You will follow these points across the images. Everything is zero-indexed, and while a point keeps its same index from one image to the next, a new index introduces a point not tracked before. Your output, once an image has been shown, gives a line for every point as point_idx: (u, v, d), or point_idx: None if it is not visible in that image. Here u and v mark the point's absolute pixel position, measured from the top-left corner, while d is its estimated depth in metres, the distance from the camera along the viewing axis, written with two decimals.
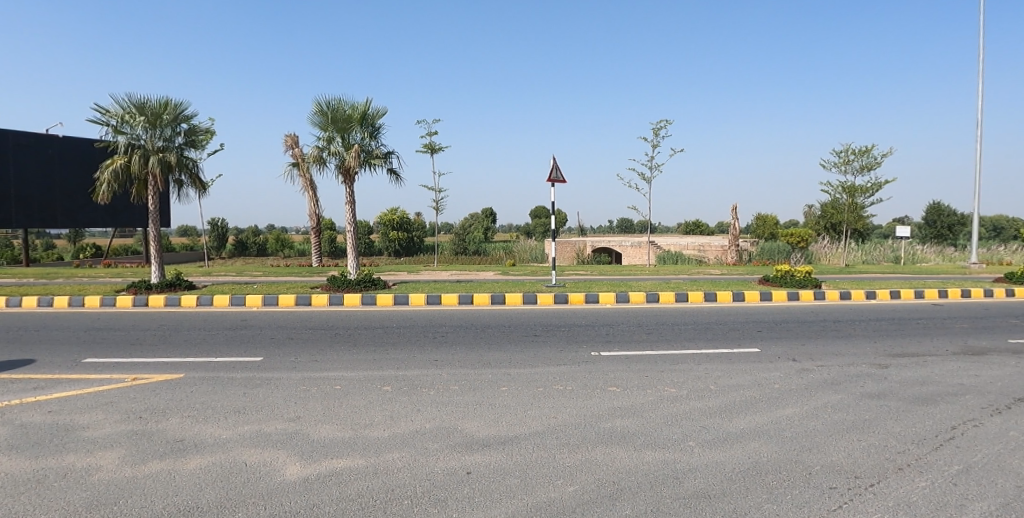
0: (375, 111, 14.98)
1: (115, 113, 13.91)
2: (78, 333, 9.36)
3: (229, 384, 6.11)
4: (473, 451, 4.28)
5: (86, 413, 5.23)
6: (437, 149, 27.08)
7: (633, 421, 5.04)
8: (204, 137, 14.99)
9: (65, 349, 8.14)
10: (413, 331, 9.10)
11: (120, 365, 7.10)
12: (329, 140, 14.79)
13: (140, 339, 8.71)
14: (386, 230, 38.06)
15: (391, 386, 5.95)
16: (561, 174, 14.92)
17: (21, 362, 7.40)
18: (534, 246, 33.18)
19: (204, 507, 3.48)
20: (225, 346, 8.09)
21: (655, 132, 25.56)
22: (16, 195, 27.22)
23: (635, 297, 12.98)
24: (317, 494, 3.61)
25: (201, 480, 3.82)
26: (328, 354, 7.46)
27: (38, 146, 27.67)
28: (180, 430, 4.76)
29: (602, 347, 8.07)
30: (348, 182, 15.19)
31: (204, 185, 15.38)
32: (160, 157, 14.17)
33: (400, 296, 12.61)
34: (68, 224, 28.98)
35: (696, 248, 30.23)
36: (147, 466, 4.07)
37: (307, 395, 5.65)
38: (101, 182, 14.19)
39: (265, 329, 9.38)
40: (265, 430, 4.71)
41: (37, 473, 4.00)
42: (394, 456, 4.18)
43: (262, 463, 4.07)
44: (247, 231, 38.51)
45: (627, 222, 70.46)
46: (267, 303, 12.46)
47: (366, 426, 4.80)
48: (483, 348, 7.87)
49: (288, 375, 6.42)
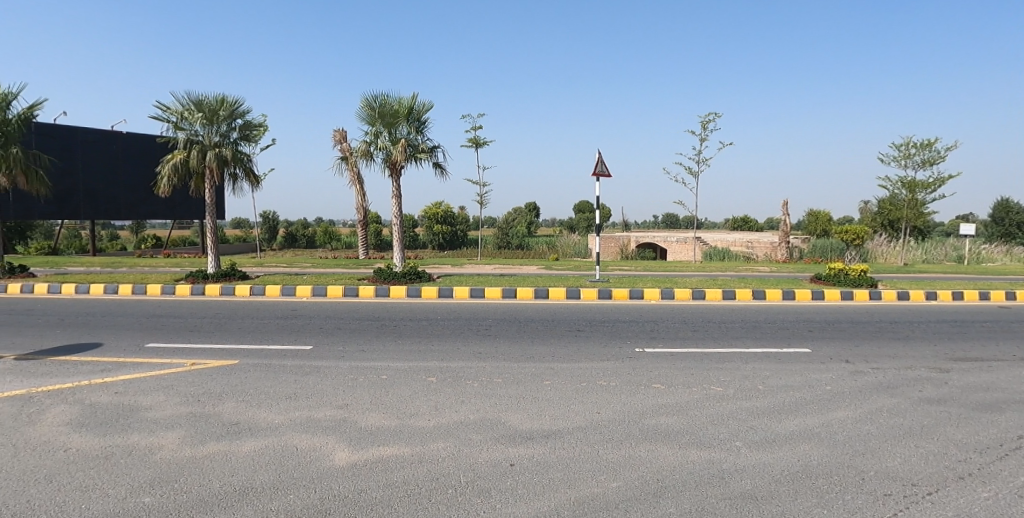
0: (421, 105, 15.16)
1: (175, 109, 14.53)
2: (140, 319, 9.84)
3: (281, 371, 6.32)
4: (516, 444, 4.31)
5: (149, 395, 5.50)
6: (481, 143, 27.26)
7: (678, 419, 4.97)
8: (258, 132, 15.48)
9: (129, 334, 8.57)
10: (457, 324, 9.19)
11: (180, 350, 7.45)
12: (376, 134, 15.04)
13: (197, 326, 9.09)
14: (430, 224, 38.69)
15: (436, 377, 6.03)
16: (606, 168, 14.75)
17: (90, 345, 7.84)
18: (578, 240, 33.00)
19: (256, 488, 3.62)
20: (276, 334, 8.37)
21: (703, 125, 24.98)
22: (84, 188, 28.68)
23: (680, 294, 12.75)
24: (364, 480, 3.69)
25: (255, 463, 3.97)
26: (375, 345, 7.62)
27: (103, 142, 29.16)
28: (235, 414, 4.95)
29: (646, 343, 7.96)
30: (394, 176, 15.42)
31: (258, 178, 15.87)
32: (216, 152, 14.71)
33: (444, 289, 12.74)
34: (130, 216, 30.46)
35: (744, 244, 29.46)
36: (205, 447, 4.25)
37: (355, 384, 5.78)
38: (163, 177, 14.83)
39: (314, 319, 9.66)
40: (314, 416, 4.86)
41: (105, 450, 4.25)
42: (438, 446, 4.24)
43: (312, 448, 4.19)
44: (296, 224, 39.85)
45: (671, 217, 69.32)
46: (316, 294, 12.84)
47: (411, 415, 4.88)
48: (526, 342, 7.88)
49: (336, 364, 6.59)
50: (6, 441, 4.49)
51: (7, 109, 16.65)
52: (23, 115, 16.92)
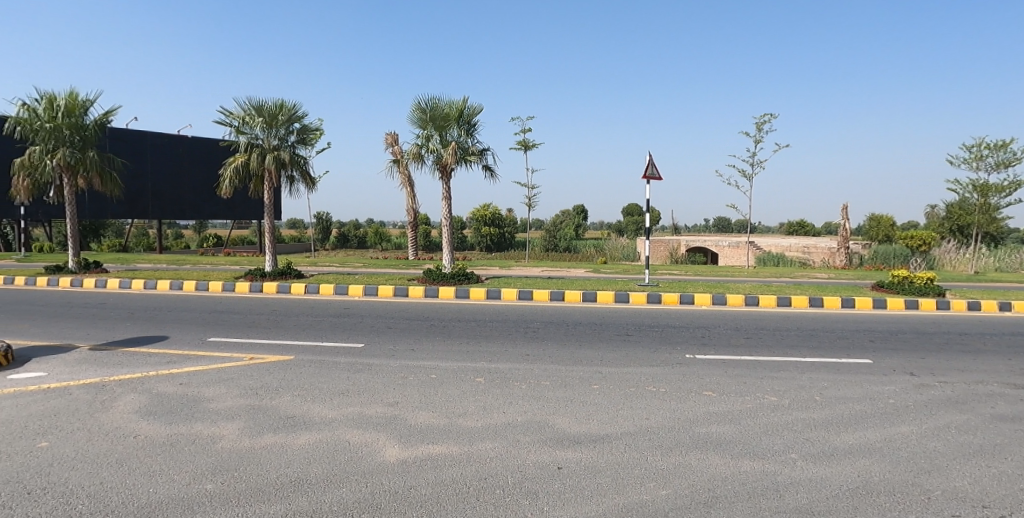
0: (471, 109, 15.32)
1: (237, 114, 15.15)
2: (203, 314, 10.30)
3: (334, 367, 6.50)
4: (564, 447, 4.29)
5: (211, 387, 5.75)
6: (529, 146, 27.34)
7: (730, 428, 4.85)
8: (314, 136, 15.97)
9: (193, 328, 8.99)
10: (505, 326, 9.23)
11: (240, 345, 7.76)
12: (427, 137, 15.27)
13: (256, 322, 9.45)
14: (478, 226, 39.06)
15: (484, 378, 6.07)
16: (657, 171, 14.54)
17: (157, 338, 8.26)
18: (626, 244, 32.60)
19: (310, 479, 3.73)
20: (330, 331, 8.61)
21: (757, 126, 24.31)
22: (152, 190, 30.23)
23: (732, 300, 12.43)
24: (413, 477, 3.75)
25: (309, 455, 4.10)
26: (424, 344, 7.74)
27: (170, 146, 30.67)
28: (291, 407, 5.12)
29: (696, 350, 7.80)
30: (444, 179, 15.63)
31: (313, 180, 16.35)
32: (275, 155, 15.26)
33: (492, 291, 12.82)
34: (194, 216, 31.92)
35: (800, 249, 28.49)
36: (263, 439, 4.41)
37: (405, 382, 5.88)
38: (225, 179, 15.48)
39: (366, 317, 9.88)
40: (366, 412, 4.97)
41: (172, 437, 4.47)
42: (486, 446, 4.27)
43: (364, 443, 4.30)
44: (349, 225, 41.01)
45: (722, 221, 67.65)
46: (367, 293, 13.15)
47: (460, 415, 4.93)
48: (573, 345, 7.84)
49: (387, 362, 6.73)
50: (82, 426, 4.78)
51: (85, 115, 17.73)
52: (99, 121, 17.99)
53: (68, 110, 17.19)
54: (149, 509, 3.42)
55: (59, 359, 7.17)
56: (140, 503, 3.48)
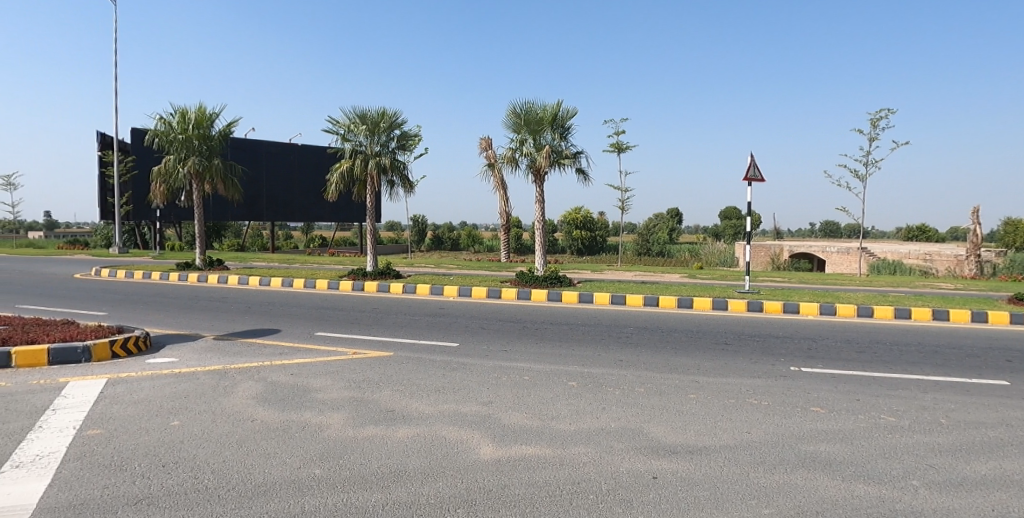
0: (565, 112, 15.33)
1: (344, 123, 16.06)
2: (311, 310, 11.00)
3: (430, 365, 6.72)
4: (659, 456, 4.19)
5: (319, 378, 6.12)
6: (623, 148, 26.97)
7: (841, 447, 4.52)
8: (413, 141, 16.61)
9: (302, 323, 9.62)
10: (597, 330, 9.14)
11: (344, 340, 8.21)
12: (521, 141, 15.44)
13: (358, 319, 9.96)
14: (570, 229, 39.01)
15: (577, 382, 6.04)
16: (759, 173, 13.84)
17: (271, 331, 8.92)
18: (724, 249, 31.30)
19: (409, 472, 3.87)
20: (426, 330, 8.92)
21: (872, 123, 22.61)
22: (266, 195, 32.67)
23: (843, 310, 11.59)
24: (506, 476, 3.80)
25: (408, 448, 4.26)
26: (517, 346, 7.82)
27: (283, 153, 33.02)
28: (391, 402, 5.34)
29: (802, 362, 7.33)
30: (538, 182, 15.74)
31: (412, 184, 16.99)
32: (377, 161, 16.03)
33: (585, 294, 12.75)
34: (303, 218, 34.17)
35: (920, 256, 26.09)
36: (366, 429, 4.64)
37: (499, 383, 5.97)
38: (332, 184, 16.44)
39: (460, 317, 10.14)
40: (461, 410, 5.10)
41: (284, 423, 4.80)
42: (579, 451, 4.25)
43: (459, 440, 4.41)
44: (443, 227, 42.37)
45: (830, 225, 63.26)
46: (461, 294, 13.49)
47: (553, 418, 4.94)
48: (668, 352, 7.63)
49: (481, 362, 6.87)
50: (208, 408, 5.25)
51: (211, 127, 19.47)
52: (223, 131, 19.71)
53: (198, 122, 18.94)
54: (264, 489, 3.69)
55: (188, 347, 7.92)
56: (257, 482, 3.77)
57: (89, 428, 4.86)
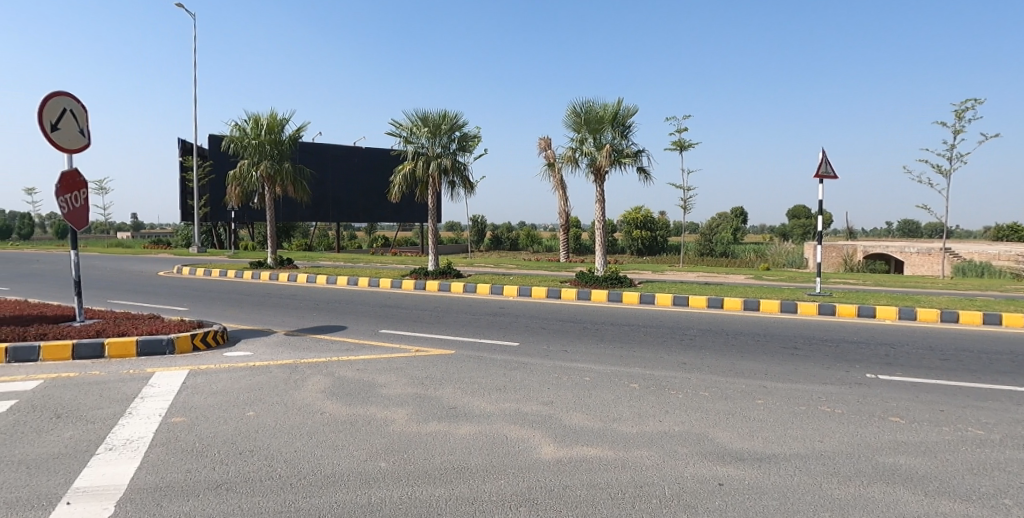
0: (626, 110, 15.14)
1: (406, 125, 16.44)
2: (376, 308, 11.33)
3: (490, 363, 6.79)
4: (725, 463, 4.07)
5: (383, 374, 6.30)
6: (685, 146, 26.37)
7: (924, 461, 4.26)
8: (473, 142, 16.81)
9: (367, 320, 9.92)
10: (659, 332, 8.97)
11: (407, 337, 8.41)
12: (581, 141, 15.35)
13: (420, 317, 10.18)
14: (629, 229, 38.49)
15: (639, 384, 5.96)
16: (832, 169, 13.22)
17: (338, 328, 9.24)
18: (792, 249, 30.08)
19: (471, 468, 3.93)
20: (487, 329, 9.02)
21: (957, 114, 21.16)
22: (332, 196, 33.84)
23: (924, 314, 10.90)
24: (568, 477, 3.79)
25: (470, 445, 4.32)
26: (577, 346, 7.78)
27: (348, 156, 34.13)
28: (453, 399, 5.43)
29: (879, 369, 6.95)
30: (598, 181, 15.61)
31: (472, 185, 17.19)
32: (438, 162, 16.31)
33: (646, 295, 12.56)
34: (367, 219, 35.20)
35: (1012, 258, 24.20)
36: (429, 425, 4.74)
37: (560, 383, 5.96)
38: (395, 185, 16.86)
39: (520, 317, 10.19)
40: (522, 409, 5.13)
41: (352, 417, 4.97)
42: (642, 454, 4.19)
43: (520, 439, 4.43)
44: (502, 227, 42.71)
45: (909, 224, 59.73)
46: (521, 293, 13.55)
47: (615, 420, 4.89)
48: (734, 356, 7.41)
49: (541, 362, 6.88)
50: (280, 400, 5.50)
51: (282, 132, 20.37)
52: (293, 136, 20.57)
53: (270, 128, 19.87)
54: (333, 479, 3.83)
55: (262, 341, 8.32)
56: (326, 473, 3.92)
57: (173, 416, 5.19)
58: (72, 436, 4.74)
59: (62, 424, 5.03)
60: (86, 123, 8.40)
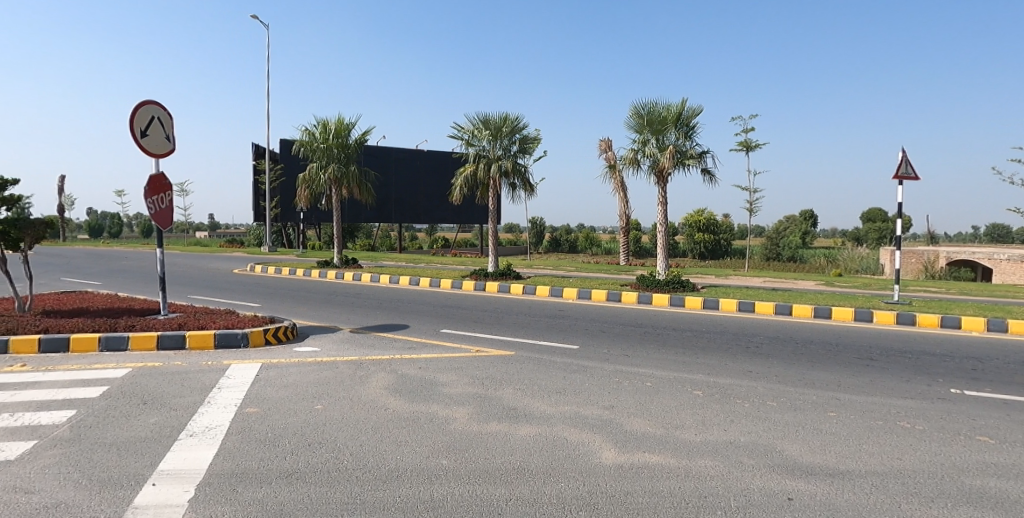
0: (690, 110, 14.81)
1: (468, 128, 16.66)
2: (437, 308, 11.54)
3: (550, 365, 6.79)
4: (794, 476, 3.92)
5: (445, 373, 6.41)
6: (752, 147, 25.52)
7: (1017, 484, 3.95)
8: (534, 144, 16.86)
9: (428, 320, 10.12)
10: (724, 338, 8.72)
11: (468, 338, 8.52)
12: (643, 142, 15.13)
13: (480, 318, 10.30)
14: (691, 232, 37.65)
15: (702, 392, 5.81)
16: (912, 170, 12.48)
17: (400, 326, 9.46)
18: (866, 255, 28.58)
19: (531, 469, 3.94)
20: (546, 331, 9.02)
21: None
22: (395, 198, 34.68)
23: (1017, 327, 10.09)
24: (629, 483, 3.75)
25: (530, 446, 4.34)
26: (638, 351, 7.67)
27: (410, 159, 34.92)
28: (513, 400, 5.46)
29: (966, 384, 6.50)
30: (660, 183, 15.33)
31: (532, 187, 17.23)
32: (499, 165, 16.45)
33: (709, 300, 12.23)
34: (428, 220, 35.88)
35: None
36: (490, 425, 4.79)
37: (620, 387, 5.90)
38: (456, 187, 17.11)
39: (580, 320, 10.14)
40: (582, 412, 5.10)
41: (415, 414, 5.08)
42: (706, 463, 4.09)
43: (580, 442, 4.41)
44: (561, 229, 42.65)
45: (998, 229, 55.65)
46: (581, 296, 13.48)
47: (678, 427, 4.79)
48: (803, 365, 7.11)
49: (601, 365, 6.82)
50: (346, 395, 5.70)
51: (348, 136, 21.06)
52: (359, 139, 21.23)
53: (337, 132, 20.59)
54: (396, 473, 3.93)
55: (329, 338, 8.63)
56: (391, 467, 4.03)
57: (247, 406, 5.46)
58: (156, 421, 5.07)
59: (147, 409, 5.39)
60: (171, 129, 8.96)
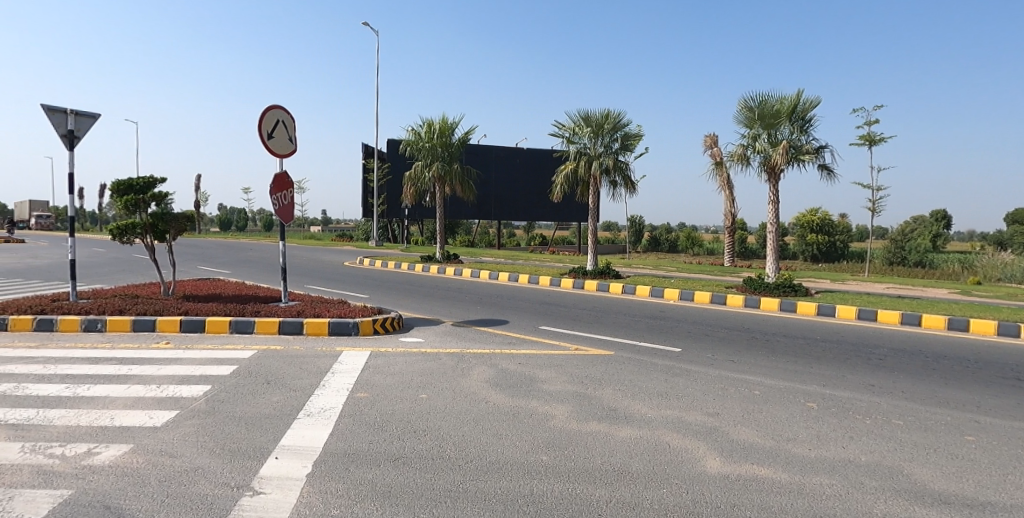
0: (807, 103, 13.89)
1: (569, 126, 16.63)
2: (536, 305, 11.64)
3: (651, 367, 6.64)
4: (925, 504, 3.58)
5: (544, 370, 6.46)
6: (876, 141, 23.51)
7: None
8: (636, 141, 16.52)
9: (528, 316, 10.23)
10: (841, 348, 8.12)
11: (566, 335, 8.52)
12: (754, 137, 14.39)
13: (579, 316, 10.26)
14: (803, 232, 35.40)
15: (817, 404, 5.45)
16: None
17: (500, 322, 9.64)
18: (1011, 262, 25.46)
19: (632, 473, 3.89)
20: (647, 332, 8.83)
21: None
22: (495, 196, 35.34)
23: None
24: (736, 496, 3.60)
25: (631, 449, 4.27)
26: (745, 357, 7.32)
27: (510, 157, 35.41)
28: (613, 400, 5.40)
29: None
30: (772, 180, 14.51)
31: (633, 185, 16.91)
32: (600, 162, 16.29)
33: (825, 307, 11.44)
34: (526, 217, 36.26)
35: None
36: (589, 425, 4.77)
37: (726, 394, 5.66)
38: (557, 184, 17.14)
39: (682, 322, 9.84)
40: (685, 417, 4.95)
41: (514, 409, 5.16)
42: (821, 481, 3.83)
43: (683, 449, 4.28)
44: (661, 228, 41.58)
45: None
46: (683, 297, 13.07)
47: (790, 440, 4.52)
48: (936, 383, 6.45)
49: (705, 370, 6.58)
50: (449, 386, 5.89)
51: (452, 135, 21.70)
52: (461, 138, 21.83)
53: (441, 131, 21.28)
54: (497, 466, 4.02)
55: (433, 330, 8.96)
56: (492, 459, 4.12)
57: (357, 391, 5.80)
58: (278, 400, 5.51)
59: (270, 388, 5.87)
60: (294, 131, 9.68)
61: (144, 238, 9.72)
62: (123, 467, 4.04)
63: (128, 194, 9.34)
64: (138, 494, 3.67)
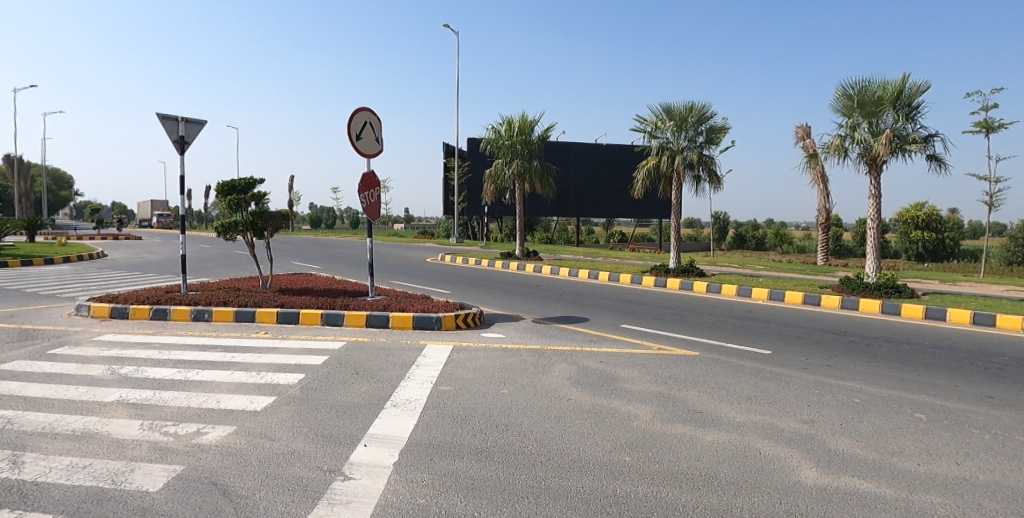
0: (914, 88, 12.84)
1: (651, 120, 16.24)
2: (616, 303, 11.47)
3: (739, 370, 6.38)
4: None
5: (626, 369, 6.35)
6: (995, 128, 21.37)
7: None
8: (722, 134, 15.90)
9: (608, 314, 10.11)
10: (954, 355, 7.46)
11: (649, 335, 8.34)
12: (853, 127, 13.47)
13: (662, 315, 10.02)
14: (906, 229, 32.79)
15: (927, 415, 5.03)
16: None
17: (581, 319, 9.57)
18: None
19: (721, 479, 3.75)
20: (734, 333, 8.49)
21: None
22: (574, 193, 35.13)
23: None
24: (834, 509, 3.39)
25: (718, 454, 4.12)
26: (843, 362, 6.88)
27: (589, 153, 35.08)
28: (699, 403, 5.23)
29: None
30: (873, 173, 13.54)
31: (719, 180, 16.29)
32: (683, 156, 15.82)
33: (934, 310, 10.54)
34: (605, 214, 35.82)
35: None
36: (674, 427, 4.65)
37: (822, 401, 5.34)
38: (638, 180, 16.80)
39: (772, 323, 9.39)
40: (777, 423, 4.72)
41: (596, 407, 5.12)
42: (932, 500, 3.54)
43: (775, 457, 4.08)
44: (747, 225, 39.83)
45: None
46: (772, 297, 12.47)
47: (896, 453, 4.20)
48: None
49: (799, 375, 6.24)
50: (530, 382, 5.92)
51: (531, 132, 21.76)
52: (541, 135, 21.86)
53: (521, 129, 21.39)
54: (578, 464, 4.00)
55: (513, 326, 9.04)
56: (574, 458, 4.10)
57: (441, 384, 5.94)
58: (367, 390, 5.74)
59: (359, 379, 6.12)
60: (381, 131, 10.04)
61: (246, 234, 10.41)
62: (228, 447, 4.35)
63: (231, 194, 10.04)
64: (242, 472, 3.94)
